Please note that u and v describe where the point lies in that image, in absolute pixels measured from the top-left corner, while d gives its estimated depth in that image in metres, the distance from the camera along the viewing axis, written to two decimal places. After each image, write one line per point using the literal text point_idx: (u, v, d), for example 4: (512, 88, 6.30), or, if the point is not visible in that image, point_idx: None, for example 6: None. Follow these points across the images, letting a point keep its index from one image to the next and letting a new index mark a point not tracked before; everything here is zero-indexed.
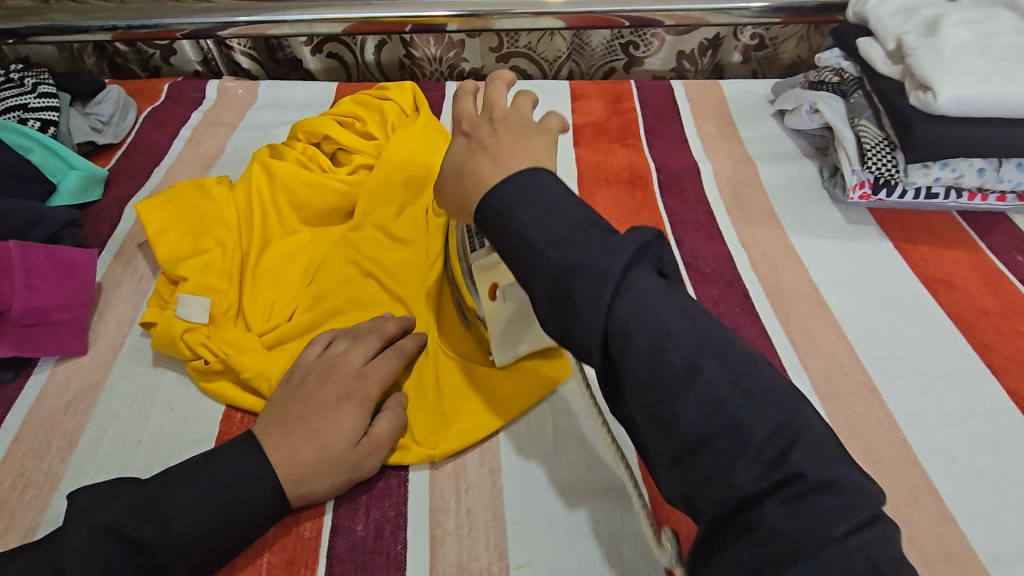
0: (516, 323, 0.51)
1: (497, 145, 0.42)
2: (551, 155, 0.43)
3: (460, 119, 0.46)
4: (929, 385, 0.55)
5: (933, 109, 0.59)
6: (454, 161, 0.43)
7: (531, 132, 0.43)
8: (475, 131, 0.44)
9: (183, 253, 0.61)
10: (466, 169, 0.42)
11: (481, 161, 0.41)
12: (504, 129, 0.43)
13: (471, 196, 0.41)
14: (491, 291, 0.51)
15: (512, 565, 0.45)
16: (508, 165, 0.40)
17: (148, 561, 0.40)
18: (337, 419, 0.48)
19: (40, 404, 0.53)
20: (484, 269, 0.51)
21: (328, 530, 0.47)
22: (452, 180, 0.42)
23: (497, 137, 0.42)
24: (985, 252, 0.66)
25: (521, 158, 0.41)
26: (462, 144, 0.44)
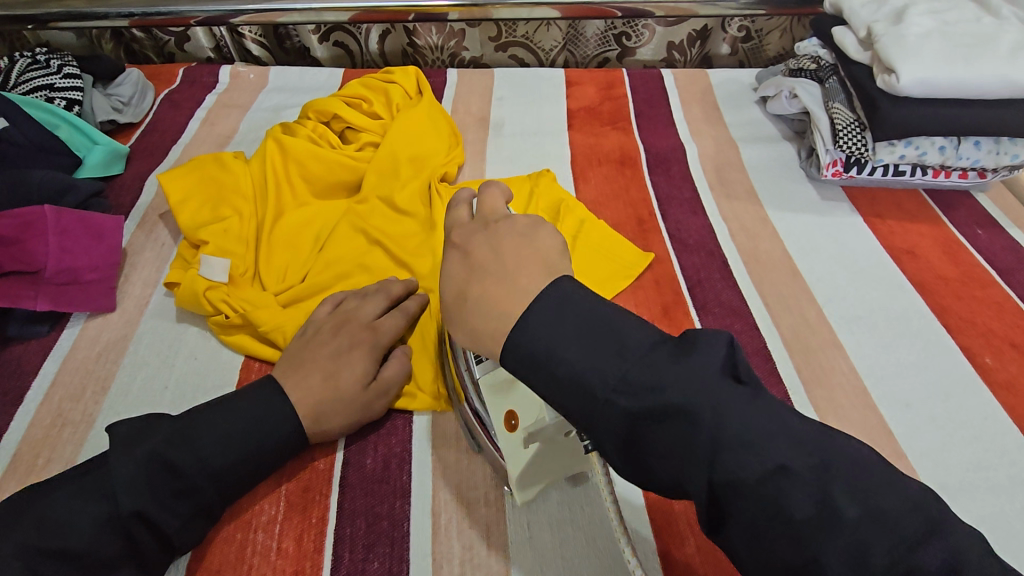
0: (539, 463, 0.46)
1: (497, 263, 0.41)
2: (557, 256, 0.42)
3: (455, 233, 0.46)
4: (889, 341, 0.60)
5: (897, 90, 0.64)
6: (457, 286, 0.42)
7: (529, 242, 0.42)
8: (470, 243, 0.44)
9: (204, 221, 0.66)
10: (470, 293, 0.41)
11: (486, 285, 0.40)
12: (501, 241, 0.42)
13: (483, 329, 0.39)
14: (509, 421, 0.46)
15: (506, 492, 0.50)
16: (515, 281, 0.39)
17: (181, 483, 0.45)
18: (349, 364, 0.53)
19: (74, 353, 0.58)
20: (498, 386, 0.47)
21: (340, 463, 0.51)
22: (458, 309, 0.41)
23: (497, 253, 0.41)
24: (947, 226, 0.71)
25: (527, 271, 0.39)
26: (458, 259, 0.43)
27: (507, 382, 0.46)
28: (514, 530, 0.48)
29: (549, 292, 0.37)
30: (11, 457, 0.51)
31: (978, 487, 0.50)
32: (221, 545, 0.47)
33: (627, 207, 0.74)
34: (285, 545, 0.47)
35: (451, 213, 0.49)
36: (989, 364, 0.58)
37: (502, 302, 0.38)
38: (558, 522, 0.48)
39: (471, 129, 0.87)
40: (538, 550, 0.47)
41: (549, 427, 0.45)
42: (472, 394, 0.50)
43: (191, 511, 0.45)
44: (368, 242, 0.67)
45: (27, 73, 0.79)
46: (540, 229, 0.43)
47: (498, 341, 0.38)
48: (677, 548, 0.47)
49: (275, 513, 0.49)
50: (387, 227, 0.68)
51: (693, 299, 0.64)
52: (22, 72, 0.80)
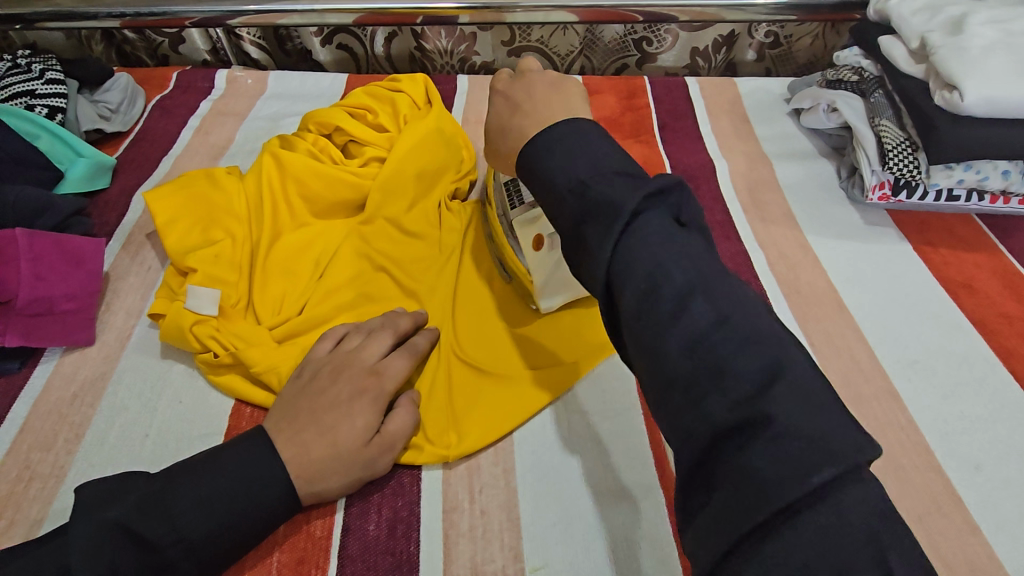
0: (557, 270, 0.55)
1: (532, 98, 0.46)
2: (581, 101, 0.46)
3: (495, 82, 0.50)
4: (950, 390, 0.54)
5: (960, 109, 0.58)
6: (494, 119, 0.48)
7: (562, 87, 0.47)
8: (511, 88, 0.48)
9: (192, 244, 0.60)
10: (507, 121, 0.46)
11: (518, 115, 0.45)
12: (533, 84, 0.47)
13: (511, 147, 0.45)
14: (534, 242, 0.56)
15: (527, 566, 0.44)
16: (542, 116, 0.44)
17: (155, 559, 0.39)
18: (350, 415, 0.47)
19: (47, 395, 0.53)
20: (527, 222, 0.57)
21: (339, 529, 0.46)
22: (495, 137, 0.47)
23: (530, 92, 0.46)
24: (1006, 256, 0.65)
25: (553, 108, 0.45)
26: (500, 99, 0.48)
27: (535, 215, 0.57)
28: None
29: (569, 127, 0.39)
30: None
31: None
32: None
33: None
34: None
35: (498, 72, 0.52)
36: None
37: (529, 131, 0.44)
38: None
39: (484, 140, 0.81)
40: None
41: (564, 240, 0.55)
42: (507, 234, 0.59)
43: None
44: (372, 268, 0.62)
45: (7, 78, 0.74)
46: (570, 81, 0.48)
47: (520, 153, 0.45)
48: None
49: None
50: (393, 251, 0.63)
51: None
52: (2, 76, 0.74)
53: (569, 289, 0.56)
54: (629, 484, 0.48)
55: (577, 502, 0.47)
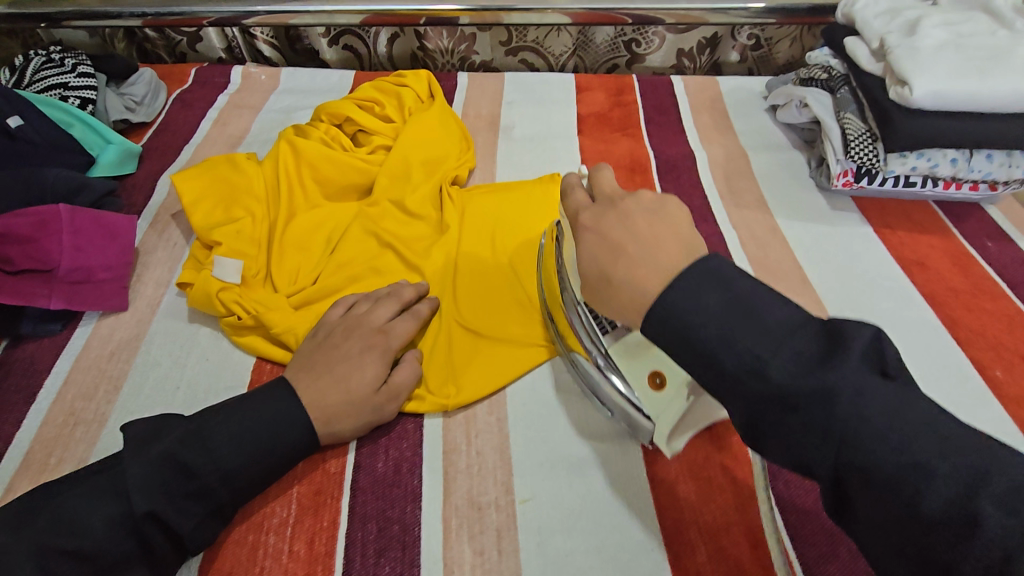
0: (688, 413, 0.49)
1: (639, 243, 0.39)
2: (692, 231, 0.40)
3: (574, 215, 0.45)
4: (900, 353, 0.60)
5: (909, 102, 0.65)
6: (597, 268, 0.41)
7: (663, 216, 0.41)
8: (604, 227, 0.42)
9: (216, 221, 0.66)
10: (613, 275, 0.39)
11: (629, 265, 0.39)
12: (631, 218, 0.41)
13: (628, 302, 0.38)
14: (654, 381, 0.49)
15: (517, 498, 0.50)
16: (660, 260, 0.38)
17: (193, 483, 0.45)
18: (361, 367, 0.53)
19: (87, 352, 0.58)
20: (633, 353, 0.50)
21: (352, 466, 0.51)
22: (601, 289, 0.40)
23: (632, 232, 0.40)
24: (957, 238, 0.72)
25: (670, 252, 0.38)
26: (595, 243, 0.42)
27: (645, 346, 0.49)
28: (525, 536, 0.48)
29: (699, 269, 0.36)
30: (25, 455, 0.51)
31: None
32: (233, 546, 0.48)
33: None
34: (296, 547, 0.47)
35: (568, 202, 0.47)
36: (1000, 377, 0.58)
37: (648, 285, 0.37)
38: (569, 522, 0.48)
39: (482, 132, 0.87)
40: (549, 554, 0.47)
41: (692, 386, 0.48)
42: (583, 337, 0.53)
43: (204, 510, 0.45)
44: (379, 246, 0.68)
45: (41, 71, 0.80)
46: (667, 203, 0.42)
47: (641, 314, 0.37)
48: (689, 558, 0.46)
49: (287, 515, 0.49)
50: (399, 230, 0.69)
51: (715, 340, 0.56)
52: (36, 70, 0.80)
53: (694, 423, 0.51)
54: (609, 430, 0.54)
55: (566, 444, 0.53)
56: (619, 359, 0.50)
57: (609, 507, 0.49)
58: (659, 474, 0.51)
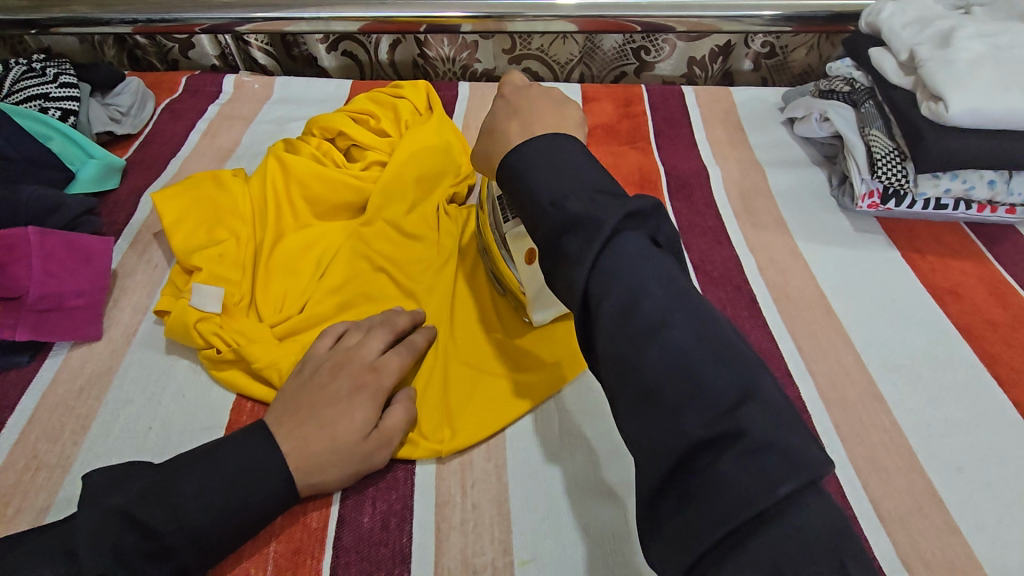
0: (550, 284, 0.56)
1: (528, 111, 0.49)
2: (580, 124, 0.50)
3: (506, 87, 0.54)
4: (935, 394, 0.55)
5: (945, 120, 0.60)
6: (492, 120, 0.51)
7: (560, 106, 0.51)
8: (515, 96, 0.52)
9: (198, 244, 0.62)
10: (497, 126, 0.50)
11: (512, 124, 0.49)
12: (536, 97, 0.51)
13: (496, 150, 0.49)
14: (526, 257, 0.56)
15: (516, 561, 0.45)
16: (533, 126, 0.48)
17: (156, 545, 0.41)
18: (349, 410, 0.48)
19: (54, 388, 0.54)
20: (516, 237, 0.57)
21: (335, 521, 0.47)
22: (487, 137, 0.50)
23: (532, 103, 0.50)
24: (993, 264, 0.66)
25: (545, 123, 0.48)
26: (501, 103, 0.52)
27: (522, 232, 0.57)
28: None
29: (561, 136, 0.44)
30: None
31: None
32: None
33: None
34: None
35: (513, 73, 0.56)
36: None
37: (513, 140, 0.47)
38: None
39: None
40: None
41: None
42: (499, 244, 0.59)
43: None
44: (372, 269, 0.63)
45: (22, 81, 0.76)
46: (572, 102, 0.51)
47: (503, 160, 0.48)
48: None
49: None
50: (393, 252, 0.65)
51: None
52: (17, 80, 0.77)
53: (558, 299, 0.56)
54: (617, 484, 0.49)
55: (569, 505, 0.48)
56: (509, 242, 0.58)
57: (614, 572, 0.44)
58: None
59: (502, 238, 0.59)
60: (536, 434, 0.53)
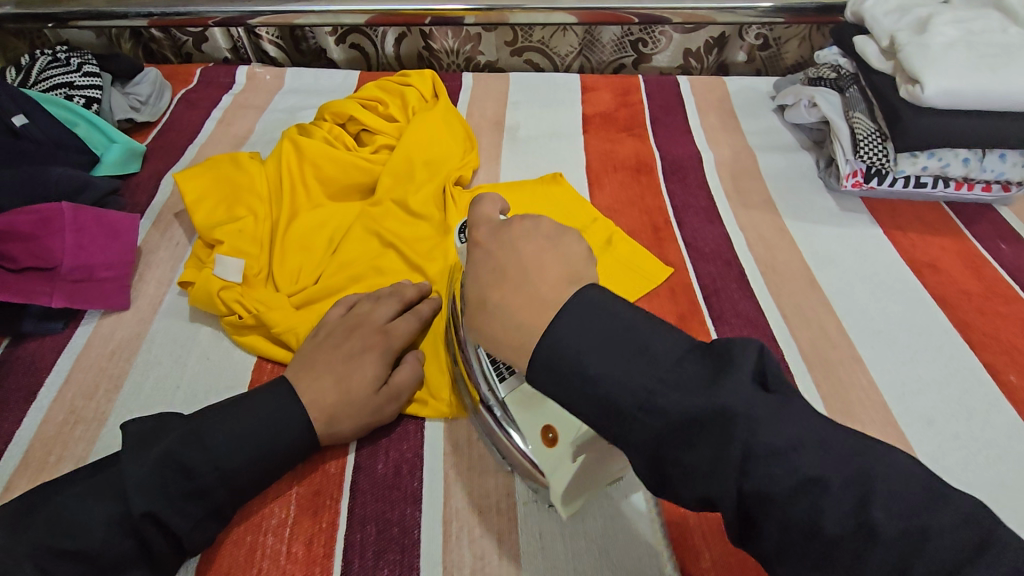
0: (585, 473, 0.42)
1: (523, 268, 0.39)
2: (584, 264, 0.40)
3: (480, 229, 0.44)
4: (911, 356, 0.59)
5: (922, 101, 0.64)
6: (477, 287, 0.40)
7: (558, 244, 0.40)
8: (495, 244, 0.42)
9: (219, 220, 0.66)
10: (491, 298, 0.39)
11: (507, 291, 0.38)
12: (522, 241, 0.41)
13: (503, 336, 0.37)
14: (547, 435, 0.44)
15: (518, 501, 0.49)
16: (539, 290, 0.37)
17: (192, 484, 0.45)
18: (362, 367, 0.52)
19: (88, 351, 0.58)
20: (527, 404, 0.47)
21: (352, 467, 0.51)
22: (476, 311, 0.40)
23: (519, 254, 0.40)
24: (969, 239, 0.70)
25: (549, 280, 0.38)
26: (482, 259, 0.42)
27: (535, 396, 0.47)
28: (525, 540, 0.47)
29: (579, 302, 0.35)
30: (24, 454, 0.51)
31: (1008, 510, 0.49)
32: (230, 547, 0.47)
33: (643, 214, 0.73)
34: (295, 549, 0.47)
35: (475, 209, 0.47)
36: (1015, 382, 0.57)
37: (524, 322, 0.36)
38: (571, 526, 0.48)
39: (487, 133, 0.87)
40: (548, 557, 0.46)
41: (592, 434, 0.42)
42: (497, 406, 0.49)
43: (202, 512, 0.45)
44: (382, 245, 0.67)
45: (47, 71, 0.80)
46: (566, 233, 0.42)
47: (518, 352, 0.36)
48: (694, 563, 0.46)
49: (286, 516, 0.48)
50: (401, 230, 0.68)
51: (710, 309, 0.63)
52: (42, 69, 0.80)
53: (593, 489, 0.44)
54: None
55: None
56: (515, 410, 0.48)
57: (606, 508, 0.48)
58: None
59: (502, 402, 0.49)
60: None
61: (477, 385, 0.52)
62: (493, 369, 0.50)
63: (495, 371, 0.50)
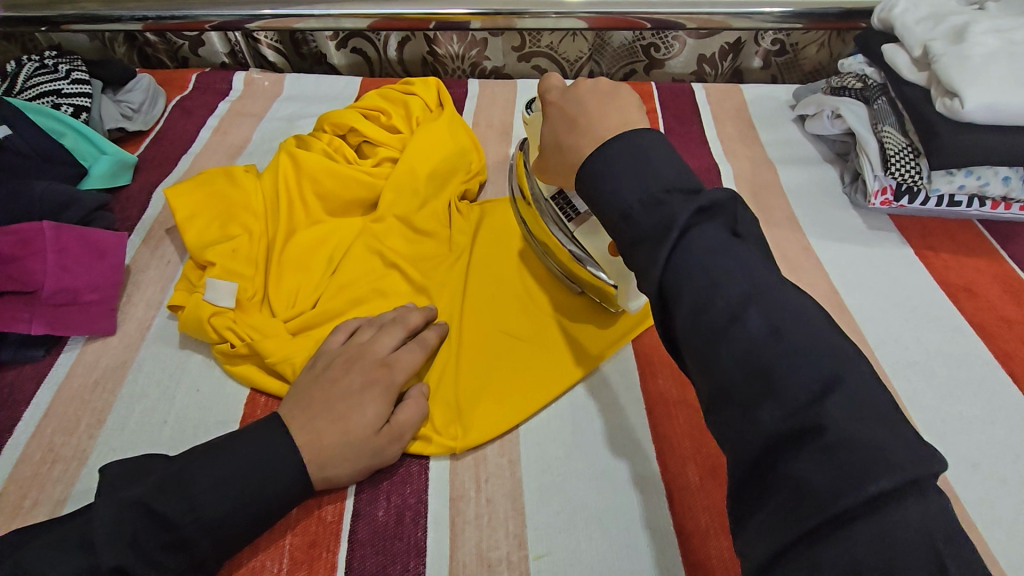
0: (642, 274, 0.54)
1: (585, 115, 0.44)
2: (638, 110, 0.43)
3: (549, 94, 0.49)
4: (950, 391, 0.55)
5: (960, 116, 0.60)
6: (553, 137, 0.47)
7: (615, 93, 0.44)
8: (563, 101, 0.47)
9: (211, 239, 0.62)
10: (562, 141, 0.45)
11: (574, 133, 0.44)
12: (586, 94, 0.45)
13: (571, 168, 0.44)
14: (611, 248, 0.54)
15: (530, 554, 0.45)
16: (597, 133, 0.42)
17: (174, 537, 0.41)
18: (362, 405, 0.48)
19: (70, 381, 0.55)
20: (591, 232, 0.56)
21: (350, 514, 0.47)
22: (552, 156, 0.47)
23: (582, 104, 0.44)
24: (1006, 261, 0.66)
25: (607, 123, 0.42)
26: (552, 113, 0.47)
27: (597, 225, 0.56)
28: None
29: (625, 139, 0.39)
30: None
31: None
32: None
33: None
34: None
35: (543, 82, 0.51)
36: None
37: (585, 154, 0.42)
38: None
39: (494, 142, 0.83)
40: None
41: None
42: (566, 241, 0.57)
43: (185, 566, 0.41)
44: (384, 265, 0.63)
45: (35, 78, 0.76)
46: (624, 87, 0.45)
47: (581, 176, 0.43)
48: None
49: (278, 571, 0.45)
50: (405, 249, 0.65)
51: None
52: (30, 76, 0.77)
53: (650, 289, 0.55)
54: (631, 479, 0.49)
55: (583, 488, 0.49)
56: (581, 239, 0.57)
57: (626, 564, 0.45)
58: (687, 529, 0.46)
59: (570, 236, 0.57)
60: (547, 425, 0.53)
61: (545, 230, 0.60)
62: (559, 210, 0.58)
63: (561, 211, 0.57)
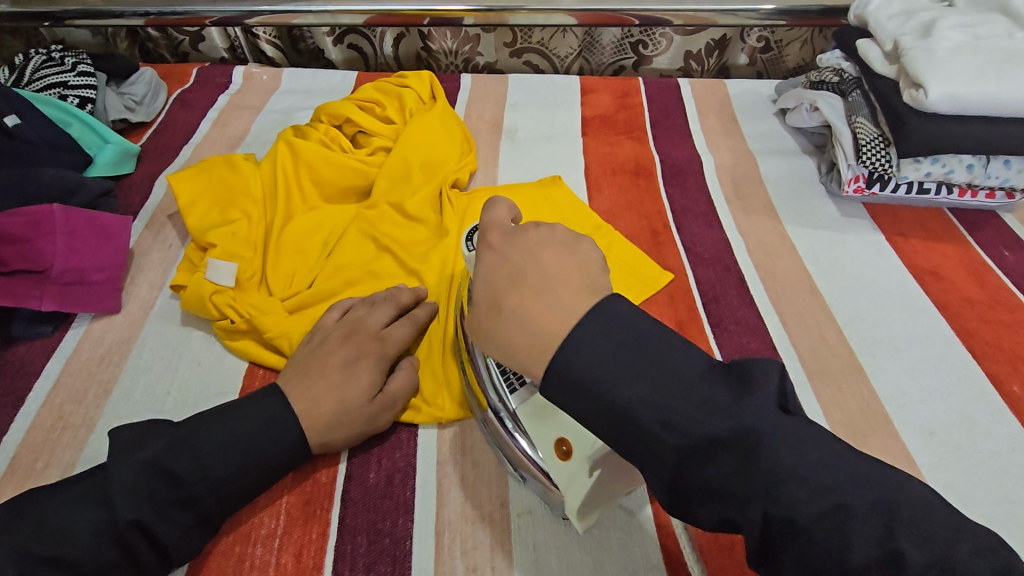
0: (601, 487, 0.41)
1: (542, 273, 0.36)
2: (600, 271, 0.37)
3: (492, 232, 0.41)
4: (913, 366, 0.58)
5: (925, 106, 0.63)
6: (492, 292, 0.37)
7: (575, 251, 0.38)
8: (509, 249, 0.38)
9: (212, 223, 0.65)
10: (508, 304, 0.36)
11: (526, 298, 0.35)
12: (536, 247, 0.38)
13: (520, 344, 0.35)
14: (560, 448, 0.43)
15: (512, 512, 0.48)
16: (560, 303, 0.34)
17: (181, 493, 0.44)
18: (357, 375, 0.51)
19: (78, 355, 0.57)
20: (540, 416, 0.46)
21: (343, 476, 0.50)
22: (487, 313, 0.37)
23: (538, 260, 0.37)
24: (972, 246, 0.69)
25: (571, 289, 0.35)
26: (493, 263, 0.38)
27: (548, 408, 0.46)
28: (518, 551, 0.46)
29: (597, 318, 0.34)
30: (10, 460, 0.50)
31: (1010, 523, 0.48)
32: (218, 557, 0.46)
33: (642, 218, 0.73)
34: (284, 559, 0.46)
35: (487, 212, 0.43)
36: (1018, 393, 0.56)
37: (543, 328, 0.34)
38: (566, 539, 0.47)
39: (484, 134, 0.86)
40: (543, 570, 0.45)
41: (608, 451, 0.41)
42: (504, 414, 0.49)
43: (190, 521, 0.44)
44: (377, 249, 0.66)
45: (42, 70, 0.79)
46: (584, 240, 0.39)
47: (537, 359, 0.34)
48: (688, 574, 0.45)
49: (275, 527, 0.47)
50: (397, 233, 0.67)
51: (709, 316, 0.62)
52: (37, 68, 0.80)
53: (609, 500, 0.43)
54: None
55: None
56: (526, 421, 0.47)
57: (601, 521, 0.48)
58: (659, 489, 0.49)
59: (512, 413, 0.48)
60: None
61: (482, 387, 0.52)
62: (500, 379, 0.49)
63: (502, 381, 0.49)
